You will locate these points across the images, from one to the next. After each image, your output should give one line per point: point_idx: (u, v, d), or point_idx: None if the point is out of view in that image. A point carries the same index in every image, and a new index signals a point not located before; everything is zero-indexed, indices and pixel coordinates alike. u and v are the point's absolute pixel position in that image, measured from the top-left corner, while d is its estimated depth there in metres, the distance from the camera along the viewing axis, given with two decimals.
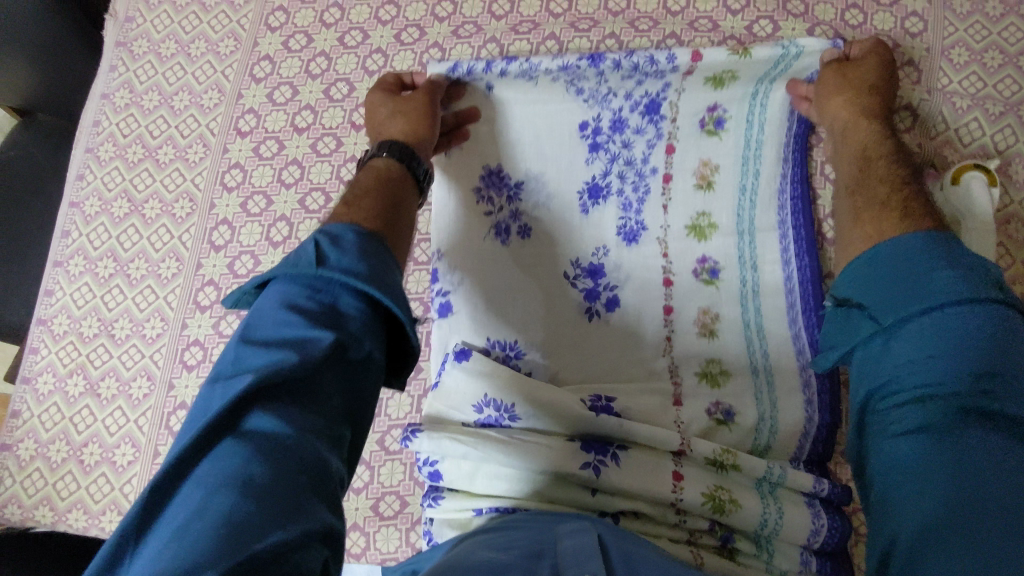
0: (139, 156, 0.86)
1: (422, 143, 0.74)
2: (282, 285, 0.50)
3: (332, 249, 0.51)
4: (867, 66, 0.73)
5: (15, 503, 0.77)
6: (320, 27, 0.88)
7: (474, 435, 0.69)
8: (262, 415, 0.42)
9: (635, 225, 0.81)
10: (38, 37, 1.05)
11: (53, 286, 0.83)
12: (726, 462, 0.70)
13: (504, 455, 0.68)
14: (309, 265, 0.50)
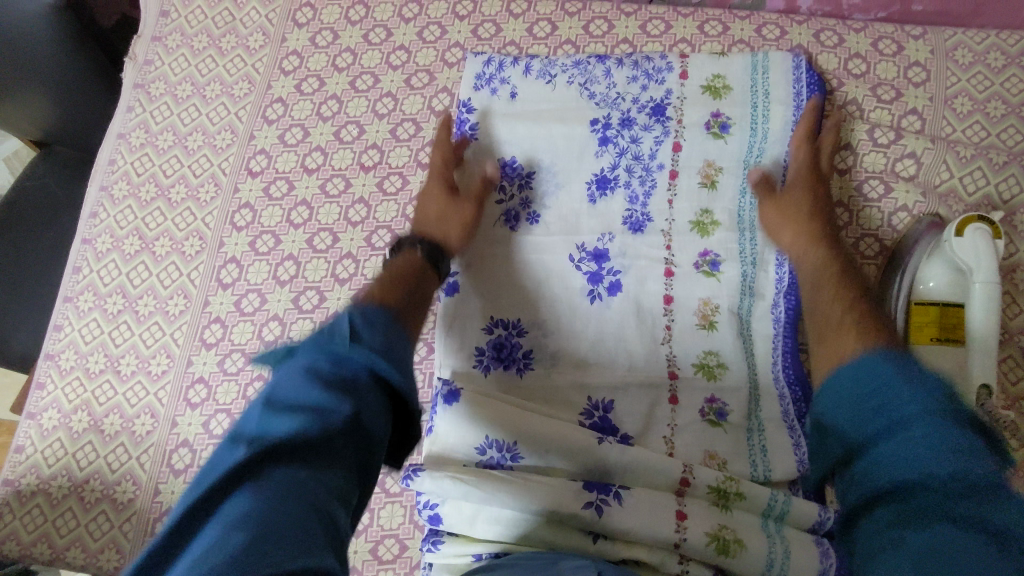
0: (152, 195, 0.87)
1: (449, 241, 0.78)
2: (306, 352, 0.50)
3: (366, 328, 0.52)
4: (796, 198, 0.79)
5: (14, 539, 0.76)
6: (333, 71, 0.91)
7: (477, 473, 0.69)
8: (279, 470, 0.42)
9: (640, 216, 0.83)
10: (60, 72, 1.08)
11: (62, 321, 0.84)
12: (729, 490, 0.71)
13: (505, 496, 0.68)
14: (343, 340, 0.50)
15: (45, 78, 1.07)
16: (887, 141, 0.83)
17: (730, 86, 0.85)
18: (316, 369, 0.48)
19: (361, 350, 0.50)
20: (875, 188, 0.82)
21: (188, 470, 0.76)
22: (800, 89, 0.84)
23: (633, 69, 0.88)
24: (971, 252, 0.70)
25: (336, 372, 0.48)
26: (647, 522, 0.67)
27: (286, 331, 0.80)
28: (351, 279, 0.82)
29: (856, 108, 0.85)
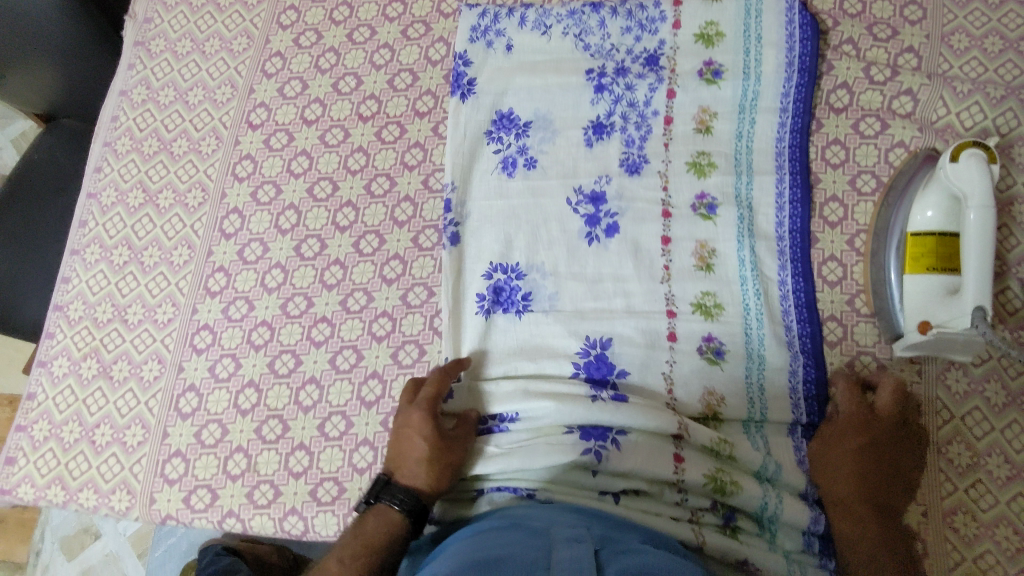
0: (155, 149, 0.89)
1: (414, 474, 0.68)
2: None
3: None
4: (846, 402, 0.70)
5: (28, 482, 0.78)
6: (330, 24, 0.92)
7: (474, 450, 0.72)
8: None
9: (637, 158, 0.83)
10: (61, 39, 1.09)
11: (69, 274, 0.85)
12: (723, 450, 0.70)
13: (506, 459, 0.70)
14: None
15: (47, 47, 1.08)
16: (884, 78, 0.83)
17: (722, 34, 0.85)
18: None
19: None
20: (872, 126, 0.82)
21: (196, 413, 0.79)
22: (794, 31, 0.83)
23: (627, 20, 0.87)
24: (966, 178, 0.70)
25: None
26: (641, 464, 0.68)
27: (288, 278, 0.82)
28: (351, 226, 0.84)
29: (852, 47, 0.85)
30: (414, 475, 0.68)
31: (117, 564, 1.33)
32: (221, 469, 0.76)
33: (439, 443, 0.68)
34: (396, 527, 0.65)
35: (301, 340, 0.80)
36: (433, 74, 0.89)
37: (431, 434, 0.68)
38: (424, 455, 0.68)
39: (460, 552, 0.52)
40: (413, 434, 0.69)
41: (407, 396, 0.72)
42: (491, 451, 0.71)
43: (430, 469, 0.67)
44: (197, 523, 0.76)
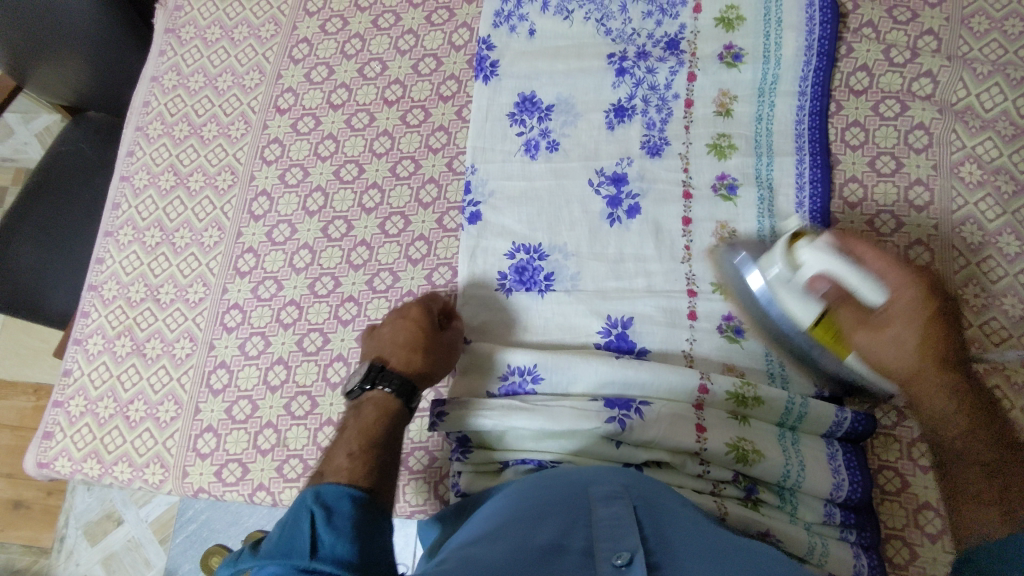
0: (185, 133, 0.92)
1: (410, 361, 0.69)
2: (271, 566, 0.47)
3: (323, 523, 0.49)
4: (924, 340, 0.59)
5: (65, 456, 0.81)
6: (356, 11, 0.95)
7: (501, 405, 0.72)
8: None
9: (657, 140, 0.84)
10: (89, 33, 1.11)
11: (103, 255, 0.88)
12: (747, 395, 0.71)
13: (531, 421, 0.71)
14: (303, 555, 0.47)
15: (77, 41, 1.11)
16: (904, 60, 0.84)
17: (742, 17, 0.86)
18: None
19: (323, 561, 0.47)
20: (892, 108, 0.82)
21: (227, 389, 0.80)
22: (813, 14, 0.84)
23: (648, 5, 0.89)
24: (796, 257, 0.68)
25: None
26: (665, 434, 0.69)
27: (316, 258, 0.84)
28: (377, 208, 0.85)
29: (872, 29, 0.85)
30: (409, 363, 0.69)
31: (139, 550, 1.35)
32: (251, 444, 0.78)
33: (431, 336, 0.71)
34: (392, 409, 0.65)
35: (329, 318, 0.82)
36: (457, 59, 0.91)
37: (426, 329, 0.71)
38: (418, 345, 0.70)
39: (501, 510, 0.54)
40: (408, 331, 0.71)
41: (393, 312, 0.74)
42: (515, 405, 0.72)
43: (425, 358, 0.70)
44: (228, 496, 0.77)
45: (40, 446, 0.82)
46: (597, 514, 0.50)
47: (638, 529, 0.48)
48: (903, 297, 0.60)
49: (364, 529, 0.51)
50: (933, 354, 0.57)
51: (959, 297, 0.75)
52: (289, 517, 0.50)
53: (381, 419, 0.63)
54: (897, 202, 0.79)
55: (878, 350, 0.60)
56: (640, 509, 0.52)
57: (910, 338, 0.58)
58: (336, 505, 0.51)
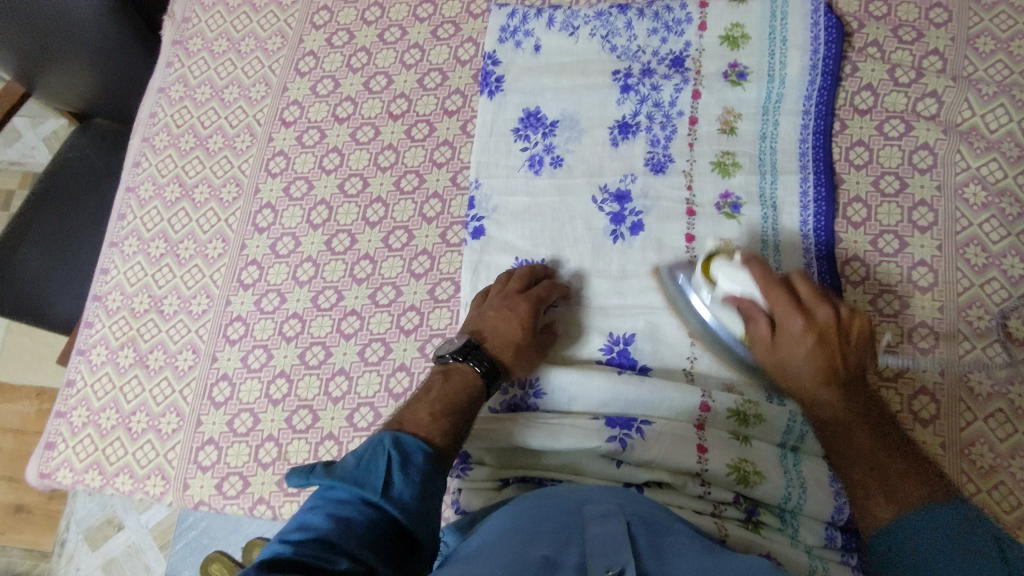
0: (191, 145, 0.92)
1: (503, 353, 0.71)
2: (340, 492, 0.53)
3: (398, 469, 0.54)
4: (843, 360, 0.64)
5: (67, 466, 0.81)
6: (362, 24, 0.96)
7: (503, 422, 0.72)
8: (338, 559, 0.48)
9: (662, 157, 0.84)
10: (100, 46, 1.12)
11: (108, 265, 0.89)
12: (749, 414, 0.71)
13: (532, 438, 0.71)
14: (372, 490, 0.53)
15: (88, 52, 1.12)
16: (908, 80, 0.84)
17: (747, 36, 0.86)
18: (340, 510, 0.52)
19: (390, 501, 0.53)
20: (896, 127, 0.82)
21: (229, 402, 0.81)
22: (819, 33, 0.84)
23: (653, 22, 0.89)
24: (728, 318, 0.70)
25: (361, 518, 0.51)
26: (666, 454, 0.69)
27: (319, 272, 0.84)
28: (380, 222, 0.86)
29: (877, 49, 0.86)
30: (499, 352, 0.71)
31: (139, 556, 1.35)
32: (252, 457, 0.78)
33: (531, 337, 0.73)
34: (473, 390, 0.68)
35: (331, 332, 0.82)
36: (463, 73, 0.91)
37: (525, 329, 0.73)
38: (514, 340, 0.72)
39: (497, 526, 0.54)
40: (511, 321, 0.72)
41: (512, 289, 0.75)
42: (517, 422, 0.72)
43: (514, 355, 0.72)
44: (229, 509, 0.77)
45: (42, 455, 0.82)
46: (592, 532, 0.51)
47: (632, 549, 0.48)
48: (800, 344, 0.64)
49: (429, 486, 0.56)
50: (835, 391, 0.63)
51: (962, 318, 0.75)
52: (367, 451, 0.56)
53: (460, 395, 0.66)
54: (900, 222, 0.79)
55: (790, 376, 0.66)
56: (636, 527, 0.52)
57: (814, 370, 0.64)
58: (410, 458, 0.56)
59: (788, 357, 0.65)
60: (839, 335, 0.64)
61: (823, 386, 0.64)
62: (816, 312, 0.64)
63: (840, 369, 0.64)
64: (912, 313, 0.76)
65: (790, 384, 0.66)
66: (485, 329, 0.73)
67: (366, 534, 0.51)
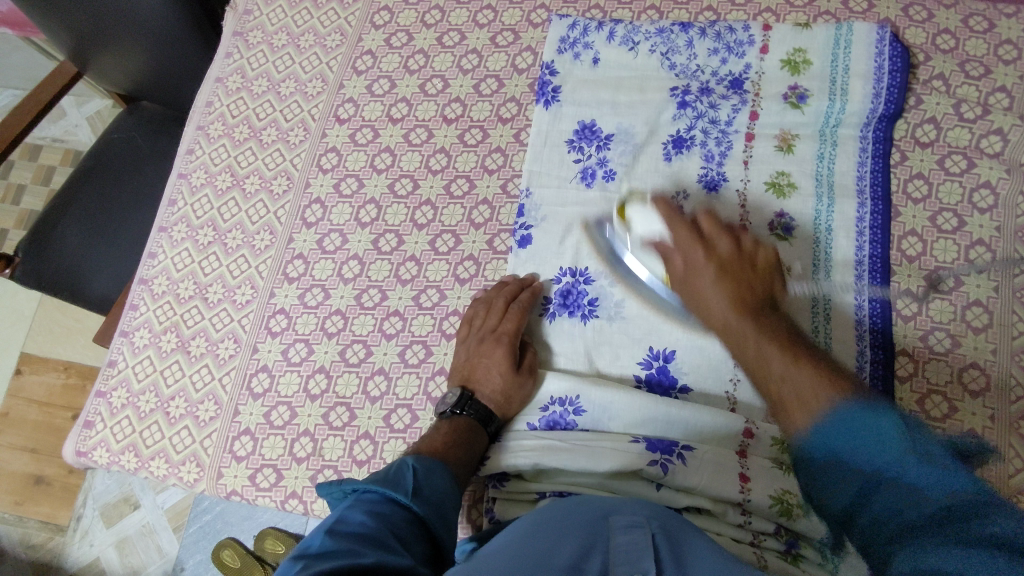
0: (245, 136, 0.93)
1: (494, 393, 0.73)
2: (374, 496, 0.56)
3: (423, 476, 0.60)
4: (714, 254, 0.71)
5: (103, 446, 0.82)
6: (421, 27, 0.96)
7: (539, 443, 0.72)
8: (378, 545, 0.49)
9: (716, 175, 0.83)
10: (162, 42, 1.16)
11: (156, 249, 0.90)
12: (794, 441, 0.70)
13: (570, 458, 0.70)
14: (405, 493, 0.57)
15: (149, 44, 1.15)
16: (974, 116, 0.82)
17: (809, 61, 0.85)
18: (374, 510, 0.54)
19: (419, 503, 0.57)
20: (958, 163, 0.81)
21: (267, 394, 0.81)
22: (883, 62, 0.83)
23: (714, 42, 0.88)
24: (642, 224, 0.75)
25: (395, 516, 0.55)
26: (708, 482, 0.68)
27: (365, 270, 0.84)
28: (428, 225, 0.86)
29: (942, 82, 0.84)
30: (488, 394, 0.74)
31: (153, 536, 1.36)
32: (287, 451, 0.78)
33: (518, 376, 0.74)
34: (474, 433, 0.71)
35: (373, 331, 0.82)
36: (519, 82, 0.91)
37: (512, 367, 0.74)
38: (501, 384, 0.73)
39: (520, 526, 0.55)
40: (496, 364, 0.74)
41: (490, 324, 0.76)
42: (554, 443, 0.72)
43: (506, 397, 0.74)
44: (260, 501, 0.77)
45: (80, 434, 0.83)
46: (615, 539, 0.51)
47: (654, 556, 0.48)
48: (704, 271, 0.70)
49: (450, 493, 0.61)
50: (761, 327, 0.65)
51: (1017, 362, 0.73)
52: (391, 470, 0.60)
53: (467, 437, 0.70)
54: (956, 259, 0.77)
55: (710, 317, 0.70)
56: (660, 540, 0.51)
57: (721, 299, 0.69)
58: (433, 470, 0.61)
59: (740, 335, 0.67)
60: (739, 260, 0.70)
61: (746, 316, 0.67)
62: (716, 244, 0.72)
63: (749, 298, 0.68)
64: (965, 352, 0.74)
65: (706, 314, 0.71)
66: (474, 370, 0.75)
67: (400, 530, 0.53)
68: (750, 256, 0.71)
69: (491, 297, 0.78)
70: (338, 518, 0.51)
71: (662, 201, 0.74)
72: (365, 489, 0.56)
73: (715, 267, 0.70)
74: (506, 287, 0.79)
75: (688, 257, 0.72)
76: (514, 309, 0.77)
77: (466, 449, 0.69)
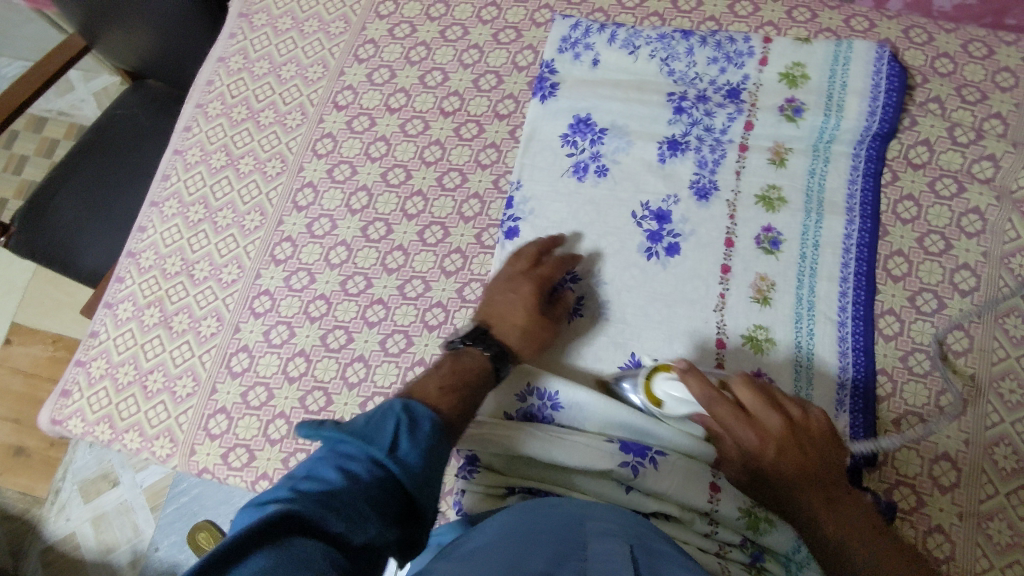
0: (243, 116, 0.94)
1: (524, 338, 0.72)
2: (349, 448, 0.52)
3: (407, 429, 0.54)
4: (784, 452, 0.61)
5: (79, 416, 0.82)
6: (425, 19, 0.97)
7: (515, 428, 0.72)
8: (343, 517, 0.46)
9: (707, 182, 0.83)
10: (168, 20, 1.17)
11: (146, 224, 0.90)
12: None
13: (542, 450, 0.70)
14: (382, 449, 0.52)
15: (156, 22, 1.16)
16: (967, 141, 0.82)
17: (808, 76, 0.85)
18: (345, 466, 0.51)
19: (398, 462, 0.52)
20: (948, 187, 0.81)
21: (245, 373, 0.81)
22: (880, 81, 0.83)
23: (714, 51, 0.88)
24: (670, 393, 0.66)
25: (369, 477, 0.51)
26: (677, 488, 0.68)
27: (352, 257, 0.85)
28: (418, 215, 0.86)
29: (938, 105, 0.84)
30: (509, 336, 0.72)
31: (129, 514, 1.35)
32: (261, 432, 0.78)
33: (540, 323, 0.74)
34: (488, 369, 0.68)
35: (356, 318, 0.82)
36: (518, 79, 0.92)
37: (535, 311, 0.74)
38: (526, 327, 0.73)
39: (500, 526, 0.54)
40: (518, 304, 0.73)
41: (520, 273, 0.76)
42: (530, 431, 0.71)
43: (526, 339, 0.73)
44: (231, 480, 0.77)
45: (57, 402, 0.83)
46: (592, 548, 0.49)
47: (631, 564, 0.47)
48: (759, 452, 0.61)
49: (436, 449, 0.56)
50: (783, 454, 0.61)
51: (993, 389, 0.73)
52: (374, 416, 0.54)
53: (480, 375, 0.67)
54: (940, 282, 0.77)
55: (762, 482, 0.63)
56: (636, 550, 0.51)
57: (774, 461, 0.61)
58: (419, 420, 0.55)
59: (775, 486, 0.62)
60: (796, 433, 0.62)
61: (805, 495, 0.61)
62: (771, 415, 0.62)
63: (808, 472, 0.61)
64: (942, 375, 0.74)
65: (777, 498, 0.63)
66: (494, 314, 0.74)
67: (374, 494, 0.50)
68: (804, 429, 0.62)
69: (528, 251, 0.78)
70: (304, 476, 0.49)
71: (697, 377, 0.62)
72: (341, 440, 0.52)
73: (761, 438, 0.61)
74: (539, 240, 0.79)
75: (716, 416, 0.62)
76: (549, 264, 0.77)
77: (476, 391, 0.65)
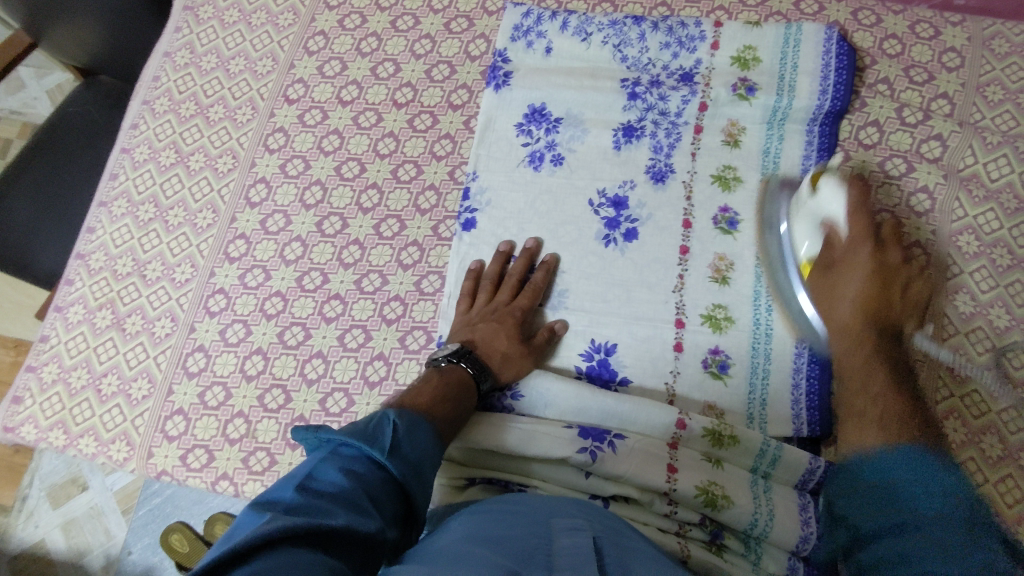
0: (192, 112, 0.92)
1: (502, 361, 0.73)
2: (349, 450, 0.53)
3: (405, 434, 0.56)
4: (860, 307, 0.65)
5: (32, 422, 0.80)
6: (376, 10, 0.96)
7: (473, 421, 0.71)
8: (343, 513, 0.47)
9: (663, 166, 0.83)
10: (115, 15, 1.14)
11: (95, 224, 0.88)
12: (724, 433, 0.70)
13: (499, 441, 0.70)
14: (383, 450, 0.54)
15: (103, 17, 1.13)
16: (915, 121, 0.83)
17: (759, 58, 0.85)
18: (350, 468, 0.51)
19: (397, 462, 0.54)
20: (897, 167, 0.82)
21: (202, 373, 0.80)
22: (830, 60, 0.83)
23: (666, 36, 0.88)
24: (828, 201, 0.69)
25: (371, 476, 0.52)
26: (635, 470, 0.68)
27: (307, 252, 0.84)
28: (374, 209, 0.85)
29: (887, 86, 0.85)
30: (490, 359, 0.73)
31: (100, 518, 1.33)
32: (220, 432, 0.77)
33: (523, 349, 0.74)
34: (467, 387, 0.69)
35: (313, 315, 0.81)
36: (471, 69, 0.91)
37: (518, 337, 0.74)
38: (508, 353, 0.73)
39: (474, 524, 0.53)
40: (501, 329, 0.74)
41: (502, 299, 0.76)
42: (488, 424, 0.71)
43: (507, 364, 0.73)
44: (190, 482, 0.76)
45: (8, 409, 0.81)
46: (558, 543, 0.48)
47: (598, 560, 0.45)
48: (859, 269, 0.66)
49: (431, 454, 0.58)
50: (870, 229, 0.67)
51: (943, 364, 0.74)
52: (370, 421, 0.56)
53: (460, 393, 0.68)
54: None
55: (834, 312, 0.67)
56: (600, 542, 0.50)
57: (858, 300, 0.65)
58: (416, 425, 0.58)
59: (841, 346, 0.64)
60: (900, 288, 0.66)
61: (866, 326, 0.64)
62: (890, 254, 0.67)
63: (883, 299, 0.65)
64: None
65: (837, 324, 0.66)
66: (475, 333, 0.74)
67: (373, 494, 0.51)
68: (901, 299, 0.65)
69: (514, 269, 0.79)
70: (303, 475, 0.49)
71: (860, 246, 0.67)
72: (341, 442, 0.53)
73: (873, 268, 0.66)
74: (517, 259, 0.79)
75: (850, 251, 0.68)
76: (527, 286, 0.78)
77: (454, 405, 0.67)
